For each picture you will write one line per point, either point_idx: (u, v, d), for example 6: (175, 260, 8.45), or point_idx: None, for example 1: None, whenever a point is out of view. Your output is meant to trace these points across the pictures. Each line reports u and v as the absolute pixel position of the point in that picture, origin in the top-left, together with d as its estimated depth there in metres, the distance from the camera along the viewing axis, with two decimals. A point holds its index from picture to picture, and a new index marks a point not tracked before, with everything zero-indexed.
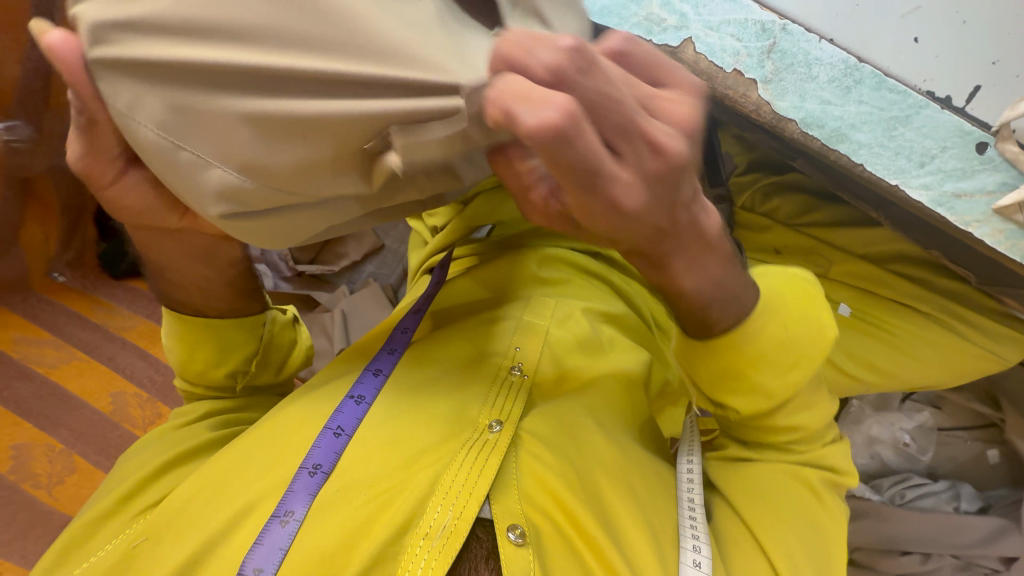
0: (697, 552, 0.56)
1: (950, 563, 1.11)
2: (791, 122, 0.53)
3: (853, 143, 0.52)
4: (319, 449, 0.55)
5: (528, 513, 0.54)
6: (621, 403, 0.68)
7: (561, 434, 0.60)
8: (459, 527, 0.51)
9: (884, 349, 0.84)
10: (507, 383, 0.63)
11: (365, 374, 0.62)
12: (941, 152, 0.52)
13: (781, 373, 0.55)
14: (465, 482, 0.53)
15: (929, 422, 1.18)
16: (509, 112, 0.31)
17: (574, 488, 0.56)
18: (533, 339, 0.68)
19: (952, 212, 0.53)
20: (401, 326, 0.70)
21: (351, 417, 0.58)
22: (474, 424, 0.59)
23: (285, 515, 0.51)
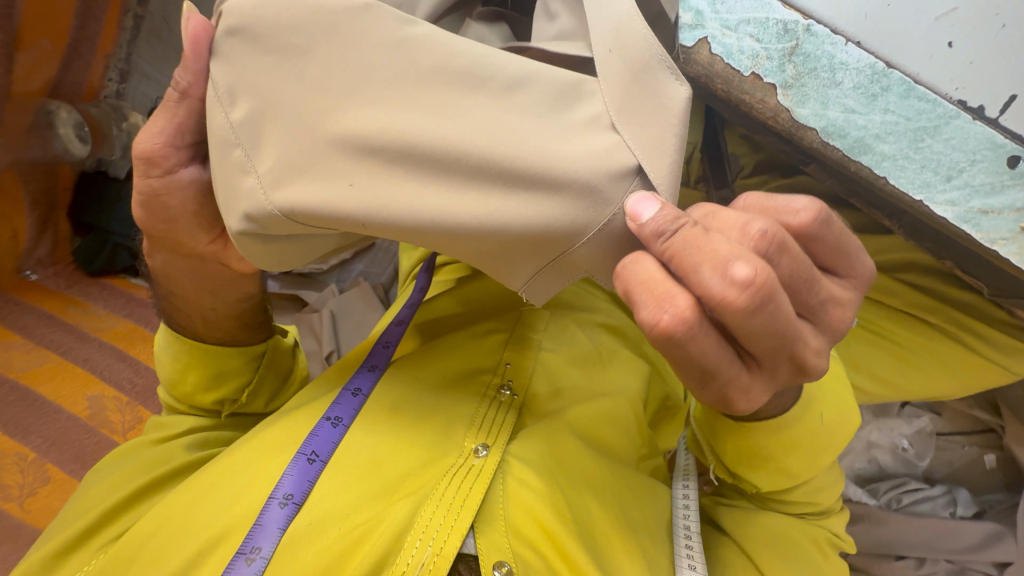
0: None
1: (945, 568, 1.11)
2: (811, 131, 0.49)
3: (876, 154, 0.49)
4: (290, 477, 0.52)
5: (515, 548, 0.51)
6: (614, 424, 0.66)
7: (551, 459, 0.57)
8: (438, 565, 0.48)
9: (889, 360, 0.82)
10: (496, 403, 0.60)
11: (344, 395, 0.59)
12: (970, 165, 0.48)
13: (807, 459, 0.57)
14: (446, 516, 0.50)
15: (929, 428, 1.16)
16: (633, 299, 0.36)
17: (564, 519, 0.53)
18: (524, 355, 0.65)
19: (977, 229, 0.50)
20: (383, 340, 0.67)
21: (327, 442, 0.54)
22: (459, 448, 0.55)
23: (251, 552, 0.48)
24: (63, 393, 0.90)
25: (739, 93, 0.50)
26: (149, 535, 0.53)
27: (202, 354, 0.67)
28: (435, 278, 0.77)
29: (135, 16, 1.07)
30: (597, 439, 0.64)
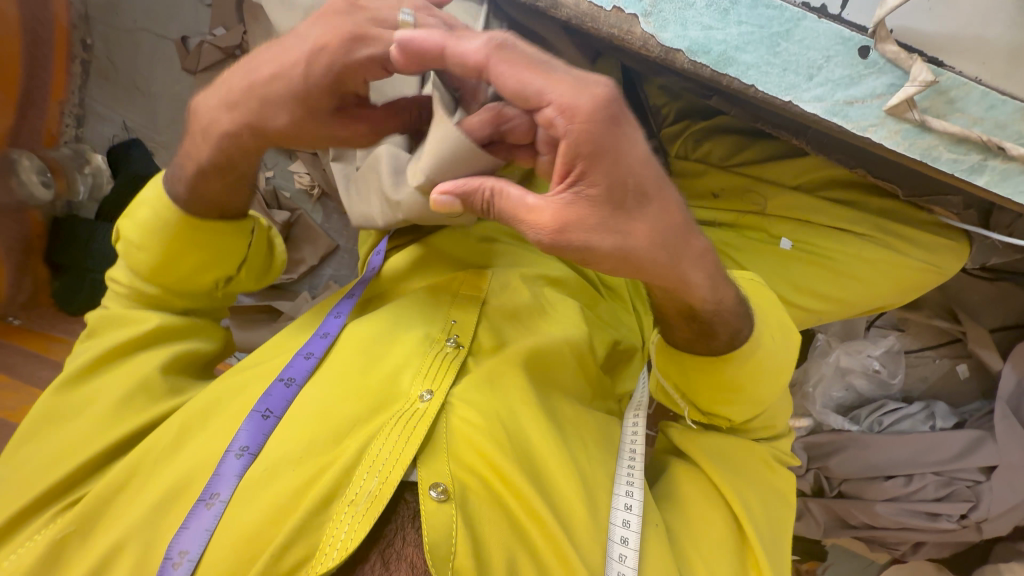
0: (629, 497, 0.65)
1: (933, 481, 1.13)
2: (679, 53, 0.53)
3: (740, 65, 0.53)
4: (245, 432, 0.61)
5: (455, 474, 0.60)
6: (557, 363, 0.72)
7: (491, 398, 0.66)
8: (383, 492, 0.57)
9: (829, 276, 0.85)
10: (443, 354, 0.68)
11: (297, 358, 0.69)
12: (826, 62, 0.52)
13: (773, 382, 0.64)
14: (393, 450, 0.60)
15: (896, 346, 1.20)
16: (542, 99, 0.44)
17: (502, 445, 0.62)
18: (466, 312, 0.72)
19: (847, 119, 0.54)
20: (334, 311, 0.77)
21: (280, 399, 0.65)
22: (406, 396, 0.65)
23: (210, 498, 0.58)
24: None
25: (607, 28, 0.54)
26: (124, 501, 0.61)
27: (208, 240, 0.70)
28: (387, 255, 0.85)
29: (81, 62, 1.19)
30: (542, 376, 0.70)
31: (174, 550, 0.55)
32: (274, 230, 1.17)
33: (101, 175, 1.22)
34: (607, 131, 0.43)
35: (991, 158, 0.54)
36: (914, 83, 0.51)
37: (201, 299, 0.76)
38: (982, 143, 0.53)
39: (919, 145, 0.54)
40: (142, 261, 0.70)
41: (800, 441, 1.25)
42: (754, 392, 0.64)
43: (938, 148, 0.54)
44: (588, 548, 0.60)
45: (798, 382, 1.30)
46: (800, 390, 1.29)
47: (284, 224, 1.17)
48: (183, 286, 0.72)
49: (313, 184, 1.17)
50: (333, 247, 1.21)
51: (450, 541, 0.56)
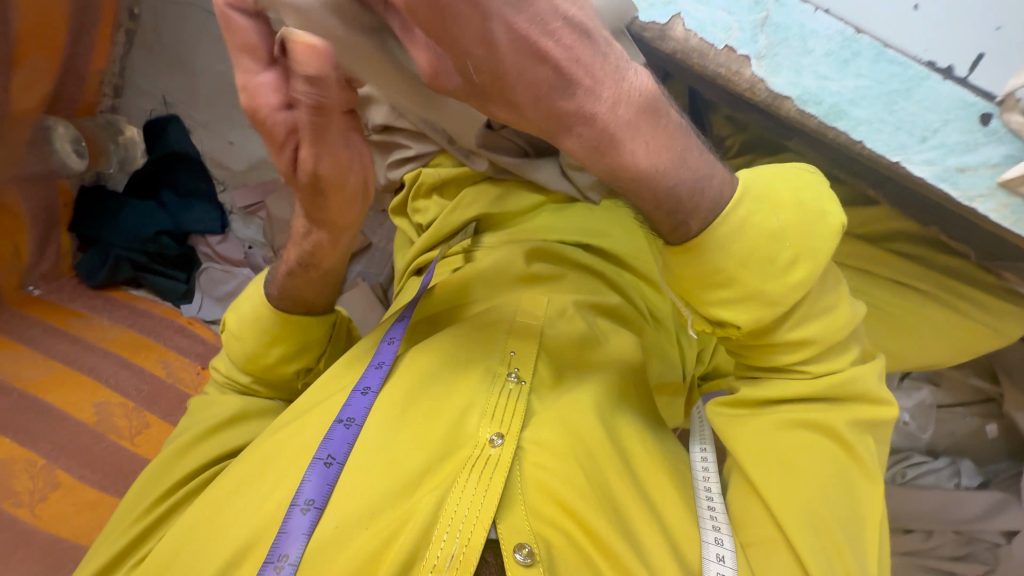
0: (721, 545, 0.57)
1: (951, 538, 1.13)
2: (787, 100, 0.50)
3: (851, 120, 0.50)
4: (311, 482, 0.53)
5: (536, 528, 0.53)
6: (620, 399, 0.66)
7: (567, 442, 0.58)
8: (468, 555, 0.49)
9: (886, 332, 0.83)
10: (506, 391, 0.60)
11: (354, 395, 0.59)
12: (943, 125, 0.49)
13: (780, 275, 0.53)
14: (471, 505, 0.51)
15: (929, 400, 1.17)
16: None
17: (590, 500, 0.55)
18: (528, 343, 0.65)
19: (955, 187, 0.51)
20: (387, 337, 0.66)
21: (341, 443, 0.55)
22: (474, 440, 0.56)
23: (279, 561, 0.49)
24: (73, 399, 0.91)
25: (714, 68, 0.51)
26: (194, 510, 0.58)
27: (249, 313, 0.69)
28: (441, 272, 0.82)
29: (127, 31, 1.11)
30: (614, 417, 0.63)
31: None
32: None
33: (134, 148, 1.17)
34: None
35: None
36: None
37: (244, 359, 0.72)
38: None
39: None
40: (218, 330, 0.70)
41: None
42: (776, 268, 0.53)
43: None
44: None
45: None
46: None
47: None
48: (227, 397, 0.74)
49: None
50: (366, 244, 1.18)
51: None
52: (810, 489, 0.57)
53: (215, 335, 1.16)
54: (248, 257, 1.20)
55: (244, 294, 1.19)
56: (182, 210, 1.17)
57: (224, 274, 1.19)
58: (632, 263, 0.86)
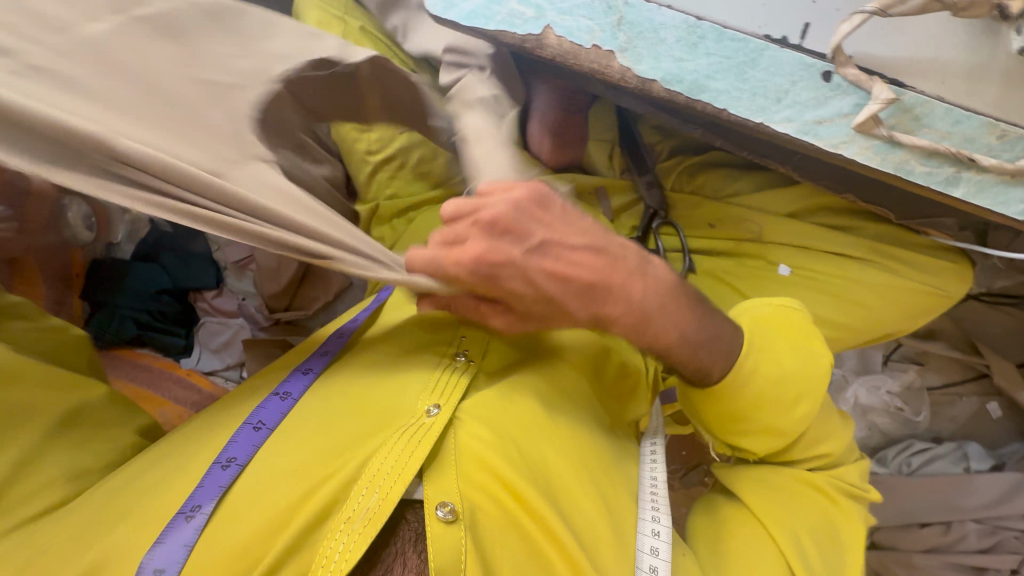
0: (656, 522, 0.63)
1: (975, 529, 1.05)
2: (654, 83, 0.58)
3: (711, 92, 0.57)
4: (237, 442, 0.57)
5: (465, 493, 0.56)
6: (572, 381, 0.69)
7: (498, 412, 0.62)
8: (383, 508, 0.52)
9: (832, 303, 0.85)
10: (451, 368, 0.64)
11: (295, 374, 0.66)
12: (792, 86, 0.56)
13: (783, 412, 0.66)
14: (395, 463, 0.54)
15: (917, 383, 1.14)
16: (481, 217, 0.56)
17: (516, 466, 0.58)
18: (478, 332, 0.69)
19: (818, 137, 0.57)
20: (338, 334, 0.74)
21: (274, 413, 0.61)
22: (411, 411, 0.60)
23: (191, 511, 0.52)
24: None
25: (588, 63, 0.59)
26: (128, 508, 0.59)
27: None
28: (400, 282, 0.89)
29: None
30: (552, 393, 0.66)
31: (147, 567, 0.48)
32: (292, 264, 1.22)
33: (142, 221, 1.24)
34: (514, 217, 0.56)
35: (964, 170, 0.56)
36: (877, 101, 0.54)
37: None
38: (953, 156, 0.55)
39: (891, 159, 0.56)
40: None
41: None
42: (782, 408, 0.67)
43: (911, 161, 0.56)
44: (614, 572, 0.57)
45: None
46: None
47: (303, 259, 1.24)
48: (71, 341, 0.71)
49: None
50: (346, 284, 1.27)
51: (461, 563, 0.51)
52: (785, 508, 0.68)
53: (209, 383, 1.23)
54: (241, 308, 1.30)
55: (238, 343, 1.29)
56: (181, 270, 1.29)
57: (219, 325, 1.30)
58: None
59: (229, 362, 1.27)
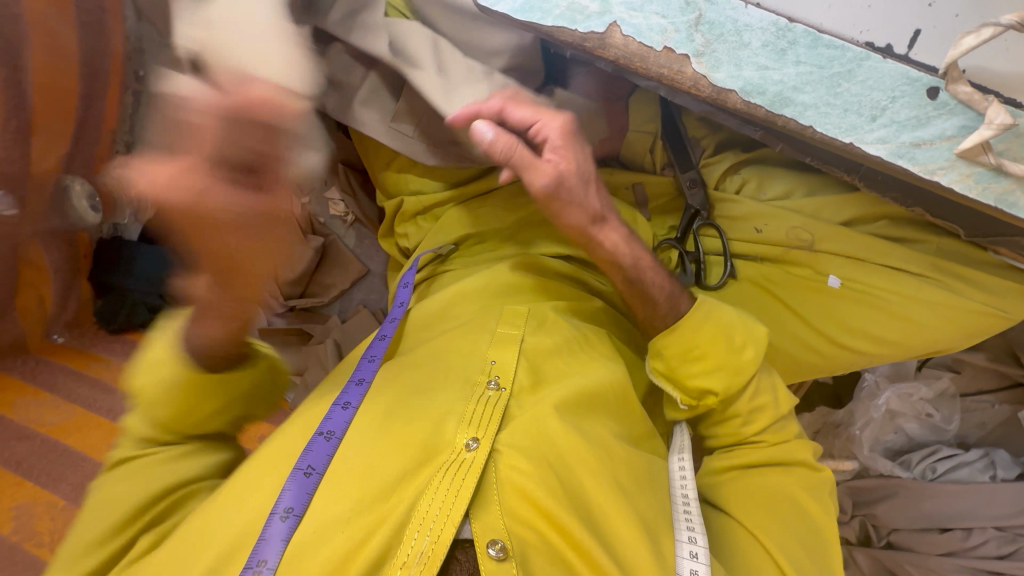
0: (693, 543, 0.57)
1: (994, 536, 1.04)
2: (731, 92, 0.52)
3: (797, 106, 0.51)
4: (289, 492, 0.50)
5: (510, 529, 0.51)
6: (624, 409, 0.66)
7: (537, 440, 0.56)
8: (437, 552, 0.47)
9: (878, 317, 0.82)
10: (484, 398, 0.59)
11: (334, 409, 0.57)
12: (891, 102, 0.50)
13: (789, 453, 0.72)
14: (443, 504, 0.49)
15: (951, 389, 1.12)
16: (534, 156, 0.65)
17: (557, 495, 0.53)
18: (508, 351, 0.64)
19: (913, 161, 0.51)
20: (368, 355, 0.66)
21: (321, 455, 0.53)
22: (451, 445, 0.54)
23: (257, 565, 0.46)
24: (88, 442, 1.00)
25: (656, 69, 0.53)
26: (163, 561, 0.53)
27: None
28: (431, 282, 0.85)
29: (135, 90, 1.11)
30: (582, 417, 0.61)
31: None
32: (308, 255, 1.18)
33: None
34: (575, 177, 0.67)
35: None
36: (990, 125, 0.48)
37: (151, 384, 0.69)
38: None
39: (994, 189, 0.51)
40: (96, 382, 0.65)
41: (845, 487, 1.19)
42: (714, 360, 0.70)
43: (1015, 192, 0.51)
44: None
45: (843, 422, 1.21)
46: (845, 432, 1.20)
47: (319, 248, 1.20)
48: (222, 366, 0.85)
49: (347, 212, 1.19)
50: (363, 272, 1.22)
51: None
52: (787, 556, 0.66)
53: None
54: None
55: None
56: None
57: None
58: None
59: None
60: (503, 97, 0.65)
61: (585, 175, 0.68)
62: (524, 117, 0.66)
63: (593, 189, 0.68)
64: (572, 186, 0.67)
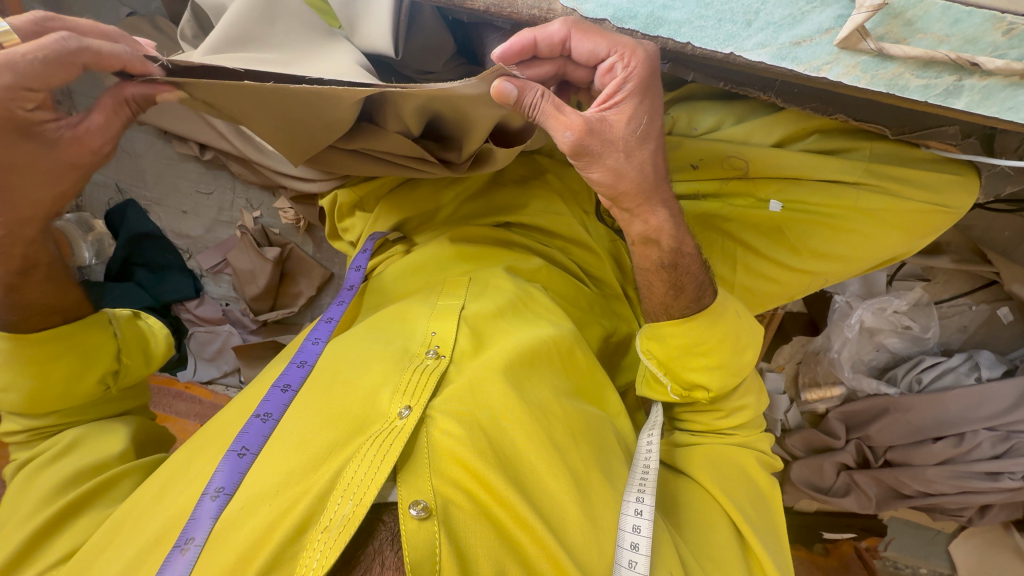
0: (639, 502, 0.55)
1: (988, 437, 1.03)
2: (605, 21, 0.53)
3: (671, 24, 0.51)
4: (221, 472, 0.51)
5: (438, 489, 0.50)
6: (564, 366, 0.64)
7: (470, 403, 0.55)
8: (358, 514, 0.47)
9: (824, 233, 0.81)
10: (421, 366, 0.58)
11: (273, 392, 0.58)
12: (763, 4, 0.49)
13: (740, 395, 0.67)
14: (369, 469, 0.49)
15: (924, 298, 1.10)
16: (560, 109, 0.49)
17: (487, 456, 0.52)
18: (448, 321, 0.63)
19: (797, 62, 0.51)
20: (312, 337, 0.66)
21: (257, 435, 0.53)
22: (384, 414, 0.54)
23: (184, 543, 0.47)
24: None
25: (528, 10, 0.54)
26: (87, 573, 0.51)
27: (63, 345, 0.63)
28: (378, 263, 0.83)
29: None
30: (523, 374, 0.59)
31: None
32: (268, 268, 1.18)
33: (105, 239, 1.23)
34: (648, 81, 0.51)
35: (966, 77, 0.49)
36: (862, 8, 0.46)
37: (73, 394, 0.64)
38: (953, 62, 0.48)
39: (881, 77, 0.50)
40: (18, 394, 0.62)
41: (835, 413, 1.18)
42: (719, 358, 0.63)
43: (905, 75, 0.50)
44: (583, 552, 0.52)
45: (822, 348, 1.19)
46: (826, 357, 1.18)
47: (276, 258, 1.18)
48: (53, 326, 0.63)
49: (298, 217, 1.17)
50: (327, 275, 1.22)
51: (434, 564, 0.46)
52: (753, 491, 0.64)
53: (212, 393, 1.28)
54: (227, 314, 1.27)
55: (229, 349, 1.27)
56: (158, 284, 1.24)
57: (208, 334, 1.27)
58: (555, 230, 0.81)
59: (225, 370, 1.27)
60: (567, 22, 0.50)
61: (638, 129, 0.52)
62: (595, 50, 0.51)
63: (645, 147, 0.53)
64: (611, 141, 0.51)
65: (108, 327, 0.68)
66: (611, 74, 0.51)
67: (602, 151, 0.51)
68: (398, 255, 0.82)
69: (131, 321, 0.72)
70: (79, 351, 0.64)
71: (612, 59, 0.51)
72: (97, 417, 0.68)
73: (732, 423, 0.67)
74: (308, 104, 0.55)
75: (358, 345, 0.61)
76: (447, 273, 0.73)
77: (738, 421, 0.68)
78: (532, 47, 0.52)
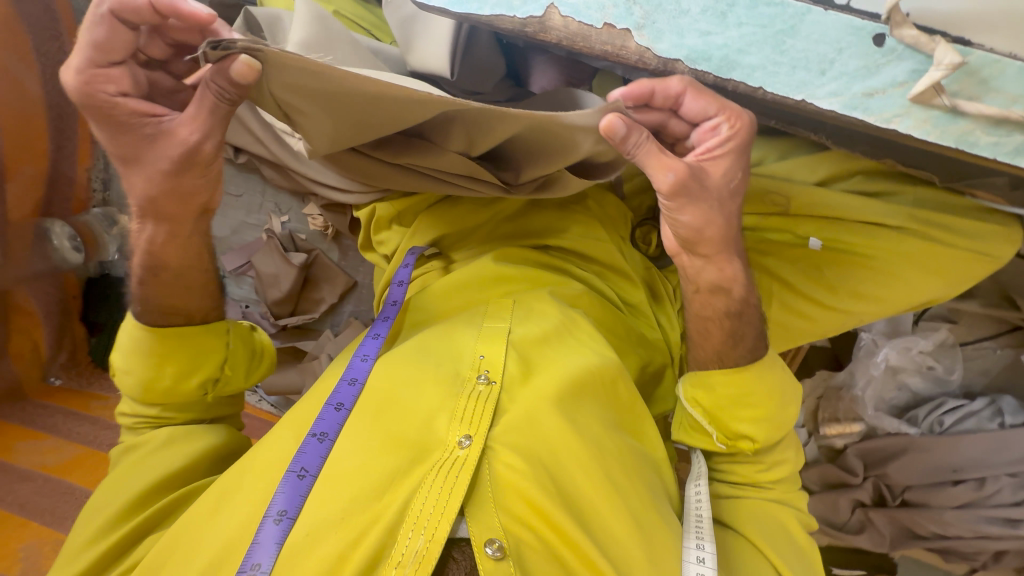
0: (701, 549, 0.55)
1: (1009, 483, 1.03)
2: (677, 62, 0.53)
3: (744, 68, 0.52)
4: (283, 494, 0.50)
5: (507, 525, 0.50)
6: (611, 397, 0.64)
7: (530, 435, 0.55)
8: (432, 551, 0.47)
9: (866, 274, 0.80)
10: (473, 393, 0.57)
11: (326, 410, 0.57)
12: (838, 54, 0.49)
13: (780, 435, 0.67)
14: (437, 503, 0.49)
15: (950, 339, 1.10)
16: (660, 156, 0.51)
17: (551, 492, 0.52)
18: (497, 345, 0.62)
19: (867, 112, 0.50)
20: (360, 353, 0.65)
21: (315, 456, 0.53)
22: (443, 442, 0.53)
23: (251, 570, 0.46)
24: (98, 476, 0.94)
25: (600, 45, 0.54)
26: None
27: (179, 346, 0.64)
28: (415, 279, 0.82)
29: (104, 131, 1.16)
30: (574, 405, 0.59)
31: None
32: (292, 273, 1.17)
33: None
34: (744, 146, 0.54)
35: None
36: (939, 66, 0.47)
37: (177, 396, 0.65)
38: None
39: (952, 132, 0.50)
40: (134, 383, 0.64)
41: (854, 449, 1.18)
42: (766, 411, 0.62)
43: (974, 131, 0.50)
44: None
45: (844, 385, 1.20)
46: (848, 394, 1.19)
47: (303, 264, 1.18)
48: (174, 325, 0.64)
49: (327, 224, 1.17)
50: (352, 283, 1.21)
51: None
52: (792, 537, 0.64)
53: None
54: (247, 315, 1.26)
55: None
56: None
57: None
58: (594, 255, 0.81)
59: None
60: (686, 82, 0.50)
61: (732, 184, 0.56)
62: (706, 109, 0.52)
63: (733, 200, 0.57)
64: (705, 191, 0.55)
65: (225, 334, 0.67)
66: (715, 133, 0.53)
67: (694, 200, 0.54)
68: (436, 272, 0.81)
69: (246, 332, 0.71)
70: (191, 355, 0.64)
71: (718, 119, 0.53)
72: (201, 417, 0.69)
73: (773, 465, 0.67)
74: (395, 110, 0.55)
75: (404, 364, 0.60)
76: (493, 295, 0.72)
77: (778, 462, 0.67)
78: (649, 95, 0.51)
